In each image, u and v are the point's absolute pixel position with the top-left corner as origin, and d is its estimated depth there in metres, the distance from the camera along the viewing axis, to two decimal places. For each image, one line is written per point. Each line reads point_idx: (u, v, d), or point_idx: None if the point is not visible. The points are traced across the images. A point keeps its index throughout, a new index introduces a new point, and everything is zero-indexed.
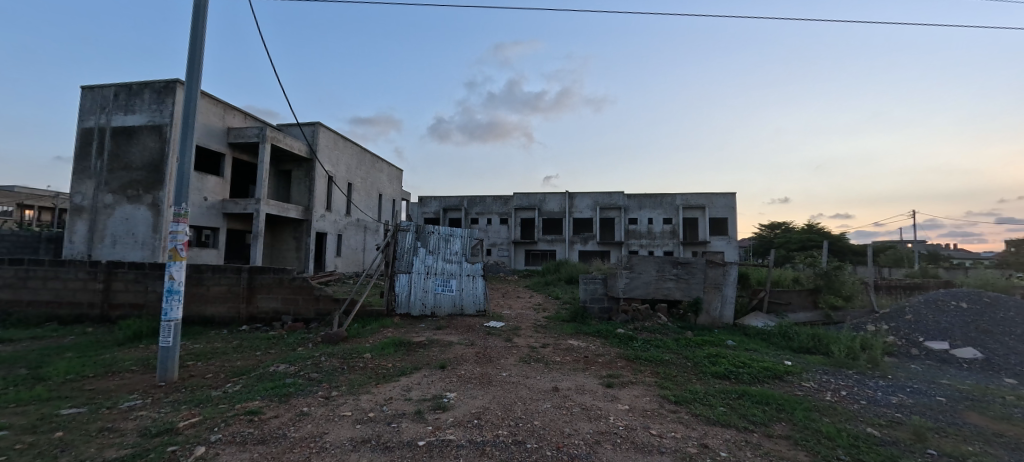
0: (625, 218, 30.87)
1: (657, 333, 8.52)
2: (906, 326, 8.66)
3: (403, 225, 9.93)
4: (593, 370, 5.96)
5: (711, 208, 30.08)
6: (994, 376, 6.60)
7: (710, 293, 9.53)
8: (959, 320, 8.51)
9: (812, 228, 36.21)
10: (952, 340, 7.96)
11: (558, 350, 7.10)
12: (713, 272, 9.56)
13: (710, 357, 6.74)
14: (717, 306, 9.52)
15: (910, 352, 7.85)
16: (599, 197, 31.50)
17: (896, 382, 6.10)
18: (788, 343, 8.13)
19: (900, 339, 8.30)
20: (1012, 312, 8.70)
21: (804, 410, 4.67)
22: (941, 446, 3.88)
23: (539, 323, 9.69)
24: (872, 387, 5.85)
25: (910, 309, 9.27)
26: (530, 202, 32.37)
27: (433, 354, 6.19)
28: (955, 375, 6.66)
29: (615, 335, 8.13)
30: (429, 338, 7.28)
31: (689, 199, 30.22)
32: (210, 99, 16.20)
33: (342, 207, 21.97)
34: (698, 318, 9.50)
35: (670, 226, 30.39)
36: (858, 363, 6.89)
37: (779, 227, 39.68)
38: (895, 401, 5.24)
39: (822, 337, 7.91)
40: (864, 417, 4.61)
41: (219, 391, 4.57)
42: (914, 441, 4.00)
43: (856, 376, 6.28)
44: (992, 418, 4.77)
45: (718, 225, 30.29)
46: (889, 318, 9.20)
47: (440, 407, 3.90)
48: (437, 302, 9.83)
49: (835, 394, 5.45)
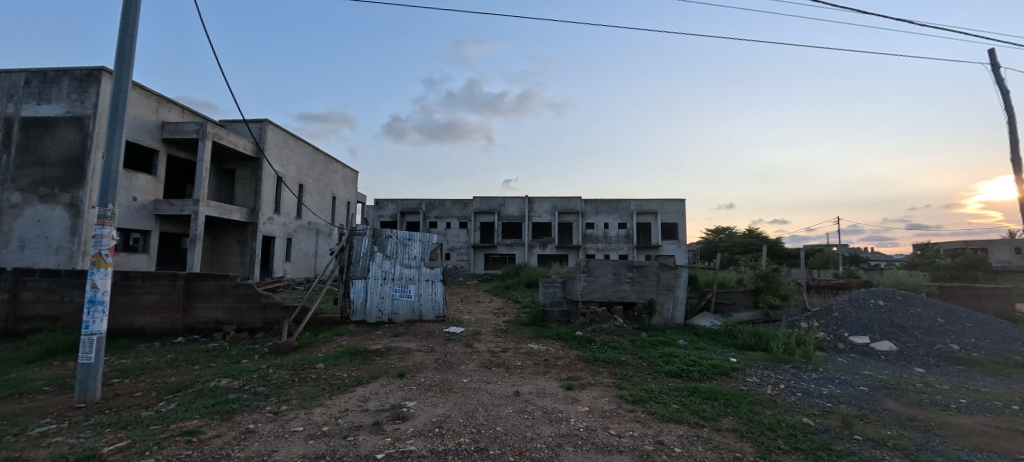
0: (582, 222, 31.57)
1: (613, 334, 8.75)
2: (834, 322, 9.44)
3: (359, 228, 9.57)
4: (553, 373, 6.02)
5: (664, 213, 31.43)
6: (907, 367, 7.33)
7: (664, 296, 9.92)
8: (877, 316, 9.40)
9: (753, 233, 38.85)
10: (872, 335, 8.76)
11: (518, 354, 7.11)
12: (666, 275, 9.98)
13: (663, 357, 7.01)
14: (669, 307, 9.90)
15: (838, 346, 8.59)
16: (558, 201, 31.99)
17: (826, 374, 6.65)
18: (732, 341, 8.62)
19: (828, 335, 9.04)
20: (920, 308, 9.73)
21: (749, 404, 4.96)
22: (866, 431, 4.25)
23: (499, 327, 9.67)
24: (806, 379, 6.34)
25: (836, 306, 10.13)
26: (489, 206, 32.32)
27: (391, 362, 5.99)
28: (875, 366, 7.35)
29: (574, 338, 8.29)
30: (386, 345, 7.06)
31: (642, 204, 31.39)
32: (142, 90, 14.90)
33: (291, 209, 20.88)
34: (651, 320, 9.88)
35: (625, 231, 31.41)
36: (794, 358, 7.43)
37: (724, 232, 42.18)
38: (826, 392, 5.70)
39: (762, 334, 8.46)
40: (800, 408, 4.97)
41: (150, 411, 4.16)
42: (843, 428, 4.35)
43: (792, 370, 6.76)
44: (906, 404, 5.29)
45: (669, 229, 31.68)
46: (820, 315, 10.00)
47: (399, 417, 3.77)
48: (395, 309, 9.58)
49: (775, 387, 5.85)
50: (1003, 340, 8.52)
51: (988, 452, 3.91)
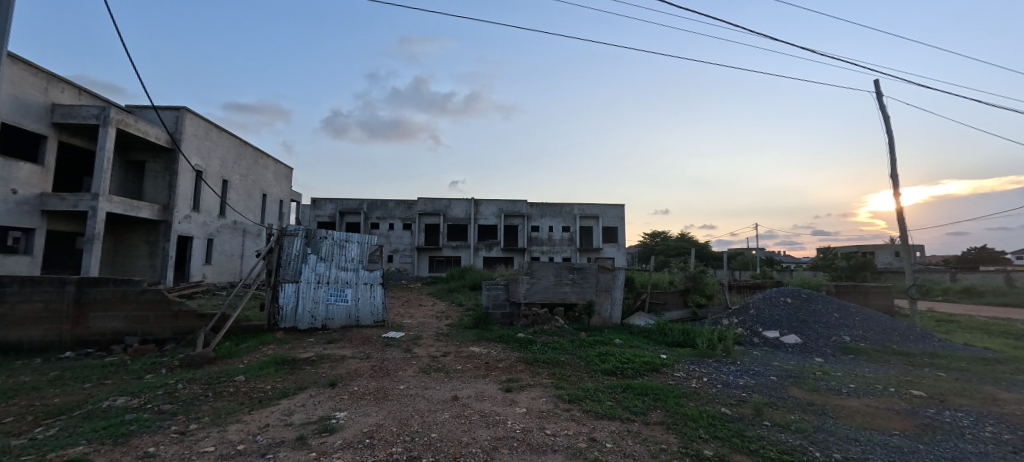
0: (528, 225, 32.00)
1: (554, 335, 8.94)
2: (750, 318, 10.33)
3: (290, 229, 8.99)
4: (493, 375, 6.02)
5: (605, 217, 32.70)
6: (810, 357, 8.18)
7: (602, 296, 10.31)
8: (786, 311, 10.41)
9: (684, 237, 41.59)
10: (781, 329, 9.70)
11: (459, 358, 7.03)
12: (604, 276, 10.38)
13: (600, 356, 7.27)
14: (607, 308, 10.33)
15: (754, 341, 9.40)
16: (504, 204, 32.18)
17: (742, 366, 7.26)
18: (663, 338, 9.14)
19: (746, 330, 9.88)
20: (820, 304, 10.91)
21: (675, 397, 5.27)
22: (774, 417, 4.69)
23: (440, 331, 9.51)
24: (726, 372, 6.86)
25: (753, 304, 11.10)
26: (434, 207, 31.78)
27: (321, 371, 5.68)
28: (784, 358, 8.12)
29: (515, 340, 8.35)
30: (318, 353, 6.68)
31: (585, 208, 32.45)
32: (27, 66, 12.99)
33: (213, 207, 19.18)
34: (591, 320, 10.20)
35: (569, 234, 32.30)
36: (717, 353, 8.02)
37: (659, 236, 44.75)
38: (742, 383, 6.22)
39: (689, 331, 9.05)
40: (719, 399, 5.37)
41: (23, 439, 3.61)
42: (755, 415, 4.77)
43: (714, 364, 7.30)
44: (807, 390, 5.91)
45: (609, 232, 33.01)
46: (739, 312, 10.91)
47: (327, 429, 3.57)
48: (329, 314, 9.10)
49: (699, 380, 6.28)
50: (885, 331, 9.80)
51: (871, 431, 4.45)
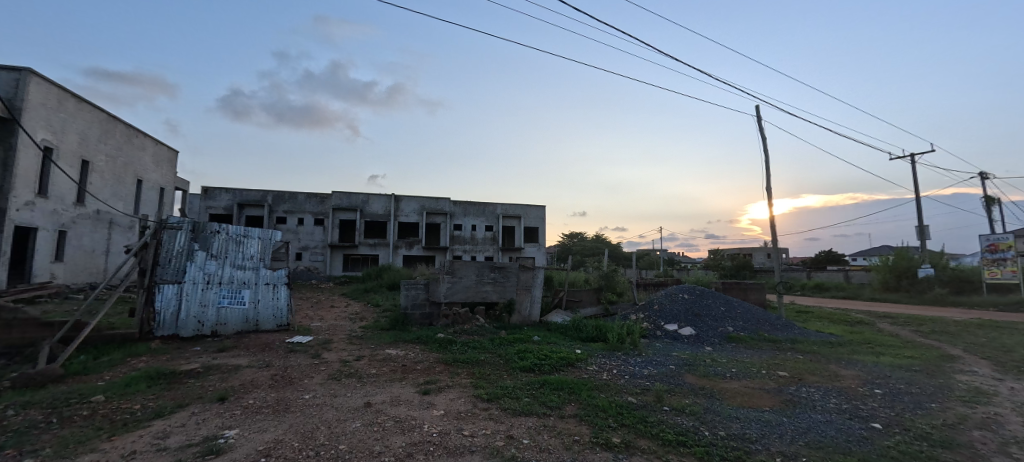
0: (450, 224, 31.55)
1: (474, 335, 8.89)
2: (654, 313, 11.25)
3: (172, 221, 7.83)
4: (410, 378, 5.79)
5: (526, 218, 33.40)
6: (702, 347, 9.15)
7: (522, 295, 10.49)
8: (684, 306, 11.50)
9: (599, 238, 44.17)
10: (680, 322, 10.71)
11: (373, 361, 6.67)
12: (524, 275, 10.56)
13: (519, 353, 7.38)
14: (527, 306, 10.53)
15: (656, 334, 10.26)
16: (425, 201, 31.33)
17: (647, 357, 7.87)
18: (578, 334, 9.58)
19: (650, 324, 10.75)
20: (712, 298, 12.21)
21: (588, 390, 5.53)
22: (672, 402, 5.13)
23: (353, 334, 8.95)
24: (633, 363, 7.39)
25: (656, 300, 12.11)
26: (350, 202, 29.91)
27: (209, 384, 5.00)
28: (682, 348, 8.98)
29: (435, 340, 8.14)
30: (206, 364, 5.88)
31: (508, 208, 32.85)
32: None
33: (68, 192, 16.03)
34: (511, 318, 10.34)
35: (491, 233, 32.50)
36: (625, 346, 8.60)
37: (577, 237, 46.97)
38: (646, 373, 6.74)
39: (601, 326, 9.59)
40: (627, 389, 5.75)
41: None
42: (656, 402, 5.18)
43: (623, 357, 7.82)
44: (699, 376, 6.58)
45: (531, 233, 33.88)
46: (644, 308, 11.83)
47: (213, 451, 3.14)
48: (221, 319, 8.08)
49: (609, 373, 6.67)
50: (760, 321, 11.31)
51: (748, 408, 5.09)
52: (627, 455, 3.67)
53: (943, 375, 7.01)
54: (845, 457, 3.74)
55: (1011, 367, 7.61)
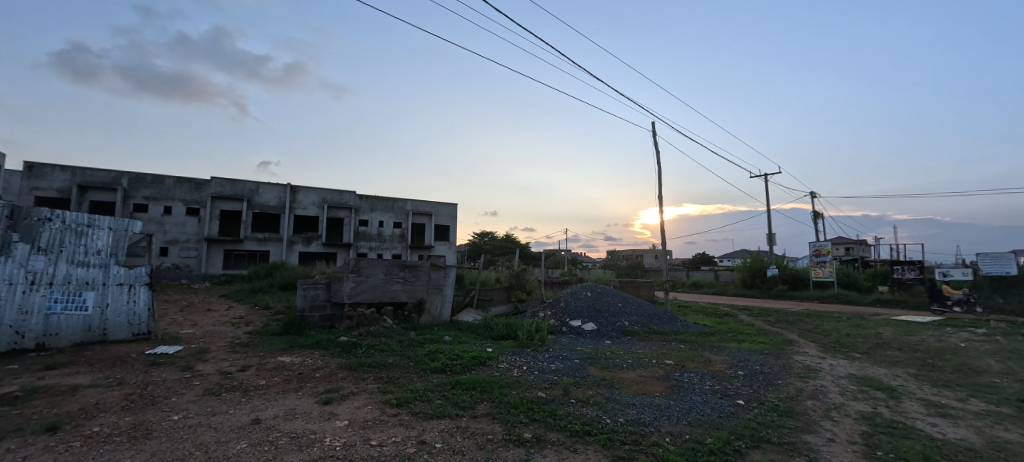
0: (355, 219, 29.59)
1: (381, 337, 8.39)
2: (561, 310, 11.77)
3: None
4: (307, 388, 5.23)
5: (437, 215, 32.72)
6: (603, 341, 9.81)
7: (433, 294, 10.20)
8: (587, 303, 12.21)
9: (508, 238, 45.09)
10: (583, 318, 11.34)
11: (262, 371, 5.91)
12: (436, 274, 10.29)
13: (429, 354, 7.14)
14: (438, 305, 10.26)
15: (562, 330, 10.74)
16: (327, 193, 28.97)
17: (554, 353, 8.18)
18: (489, 333, 9.60)
19: (557, 320, 11.21)
20: (611, 295, 13.16)
21: (499, 388, 5.54)
22: (579, 395, 5.38)
23: (237, 341, 7.85)
24: (541, 359, 7.61)
25: (562, 297, 12.67)
26: (234, 191, 26.41)
27: (31, 412, 3.94)
28: (585, 342, 9.52)
29: (337, 344, 7.50)
30: (27, 386, 4.65)
31: (418, 205, 31.85)
32: None
33: None
34: (421, 318, 10.00)
35: (400, 230, 31.22)
36: (534, 342, 8.85)
37: (487, 236, 47.37)
38: (553, 368, 6.98)
39: (512, 324, 9.74)
40: (536, 384, 5.89)
41: None
42: (564, 395, 5.38)
43: (532, 353, 8.02)
44: (601, 368, 7.01)
45: (441, 231, 33.28)
46: (552, 305, 12.31)
47: None
48: (52, 329, 6.51)
49: (519, 369, 6.77)
50: (651, 316, 12.48)
51: (642, 395, 5.54)
52: (538, 449, 3.72)
53: (786, 356, 8.43)
54: (721, 431, 4.25)
55: (830, 347, 9.44)
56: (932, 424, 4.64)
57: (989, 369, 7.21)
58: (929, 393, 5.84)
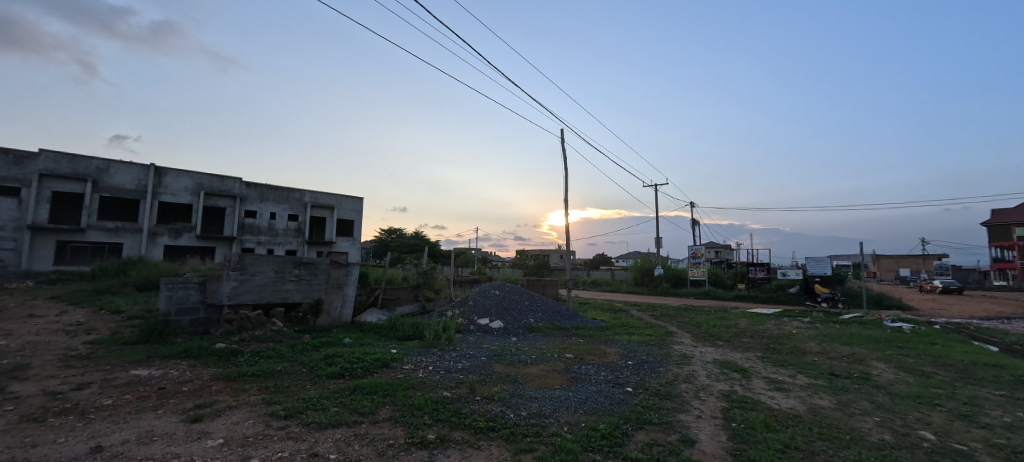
0: (240, 209, 26.27)
1: (268, 341, 7.54)
2: (469, 309, 11.75)
3: None
4: (171, 405, 4.47)
5: (340, 209, 30.51)
6: (509, 338, 10.01)
7: (332, 294, 9.47)
8: (495, 301, 12.35)
9: (418, 235, 43.88)
10: (491, 316, 11.45)
11: (109, 388, 4.91)
12: (336, 272, 9.57)
13: (326, 359, 6.60)
14: (337, 306, 9.54)
15: (470, 328, 10.73)
16: (205, 179, 25.29)
17: (461, 351, 8.12)
18: (394, 333, 9.19)
19: (465, 319, 11.17)
20: (519, 294, 13.49)
21: (403, 390, 5.32)
22: (484, 392, 5.40)
23: (75, 352, 6.43)
24: (448, 358, 7.50)
25: (471, 296, 12.65)
26: (75, 170, 21.74)
27: None
28: (491, 340, 9.63)
29: (212, 352, 6.55)
30: None
31: (318, 197, 29.38)
32: None
33: None
34: (318, 320, 9.19)
35: (295, 224, 28.47)
36: (441, 342, 8.69)
37: (395, 233, 45.51)
38: (460, 366, 6.93)
39: (418, 324, 9.44)
40: (442, 384, 5.78)
41: None
42: (470, 393, 5.36)
43: (438, 353, 7.87)
44: (507, 365, 7.14)
45: (344, 225, 31.12)
46: (460, 304, 12.22)
47: None
48: None
49: (425, 370, 6.59)
50: (555, 313, 13.08)
51: (544, 388, 5.76)
52: (441, 450, 3.64)
53: (666, 346, 9.46)
54: (612, 417, 4.59)
55: (701, 337, 10.83)
56: (773, 397, 5.56)
57: (812, 350, 8.89)
58: (771, 372, 7.00)
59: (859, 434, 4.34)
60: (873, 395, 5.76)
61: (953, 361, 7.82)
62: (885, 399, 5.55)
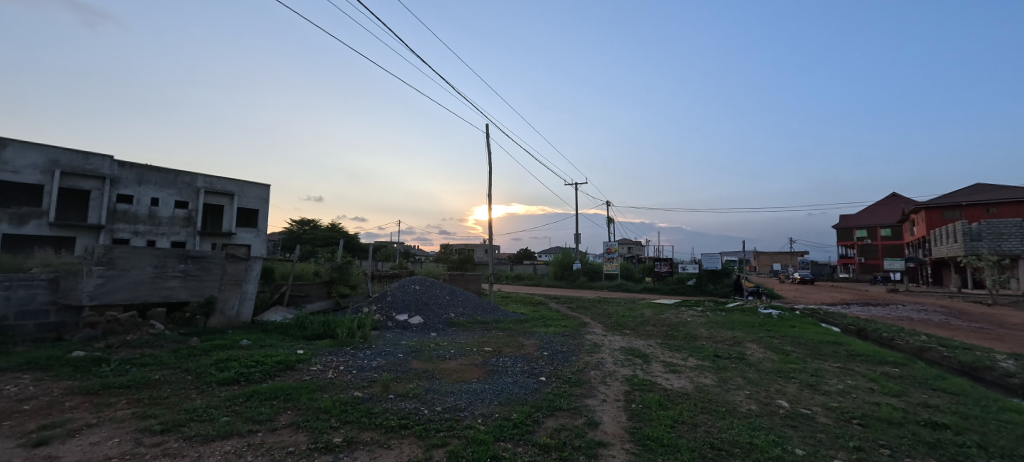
0: (110, 194, 22.47)
1: (145, 346, 6.58)
2: (387, 304, 11.32)
3: None
4: (6, 428, 3.70)
5: (242, 197, 27.47)
6: (428, 333, 9.86)
7: (227, 291, 8.55)
8: (415, 296, 12.04)
9: (334, 228, 41.21)
10: (410, 312, 11.16)
11: None
12: (233, 267, 8.65)
13: (218, 364, 5.94)
14: (233, 304, 8.63)
15: (387, 325, 10.38)
16: (62, 155, 21.23)
17: (376, 349, 7.82)
18: (301, 333, 8.54)
19: (382, 315, 10.76)
20: (440, 288, 13.29)
21: (308, 393, 4.98)
22: (398, 390, 5.26)
23: None
24: (361, 357, 7.17)
25: (390, 291, 12.18)
26: None
27: None
28: (410, 336, 9.40)
29: (67, 363, 5.54)
30: None
31: (214, 182, 26.16)
32: None
33: None
34: (209, 321, 8.20)
35: (184, 212, 25.06)
36: (355, 340, 8.27)
37: (308, 224, 42.21)
38: (374, 364, 6.67)
39: (330, 321, 8.88)
40: (353, 384, 5.52)
41: None
42: (382, 391, 5.19)
43: (351, 351, 7.49)
44: (424, 360, 7.03)
45: (247, 215, 28.09)
46: (377, 299, 11.72)
47: None
48: None
49: (335, 370, 6.23)
50: (476, 307, 13.13)
51: (460, 382, 5.78)
52: (348, 453, 3.48)
53: (579, 336, 10.01)
54: (524, 406, 4.75)
55: (611, 326, 11.64)
56: (668, 379, 6.18)
57: (702, 335, 10.03)
58: (668, 356, 7.75)
59: (732, 406, 5.00)
60: (746, 372, 6.66)
61: (807, 340, 9.33)
62: (755, 375, 6.46)
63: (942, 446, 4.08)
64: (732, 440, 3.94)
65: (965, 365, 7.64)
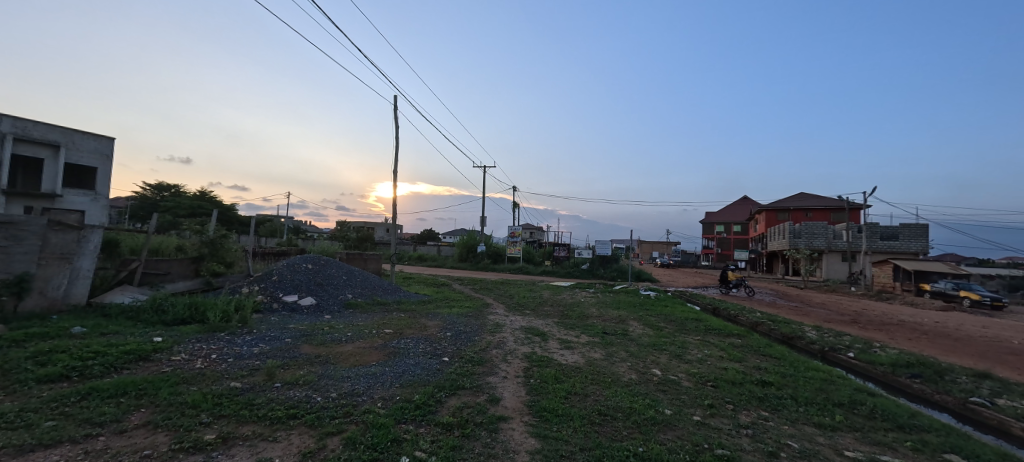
0: None
1: None
2: (272, 285, 10.17)
3: None
4: None
5: (71, 150, 22.04)
6: (321, 316, 9.16)
7: (52, 267, 6.90)
8: (306, 276, 11.00)
9: (203, 196, 35.60)
10: (300, 292, 10.20)
11: None
12: (60, 237, 7.01)
13: (38, 357, 4.77)
14: (60, 283, 7.02)
15: (272, 307, 9.39)
16: None
17: (258, 334, 7.01)
18: (159, 317, 7.26)
19: (265, 296, 9.67)
20: (335, 268, 12.30)
21: (170, 387, 4.28)
22: (285, 377, 4.80)
23: None
24: (239, 343, 6.36)
25: (276, 270, 10.92)
26: None
27: None
28: (299, 319, 8.62)
29: None
30: None
31: (27, 128, 20.54)
32: None
33: None
34: (22, 304, 6.46)
35: None
36: (230, 325, 7.30)
37: (169, 190, 35.78)
38: (255, 351, 5.98)
39: (198, 304, 7.70)
40: (228, 374, 4.87)
41: None
42: (266, 380, 4.69)
43: (226, 337, 6.61)
44: (316, 345, 6.50)
45: (80, 174, 22.73)
46: (260, 279, 10.45)
47: None
48: None
49: (204, 359, 5.44)
50: (374, 288, 12.49)
51: (358, 366, 5.50)
52: (222, 451, 3.09)
53: (482, 316, 10.20)
54: (426, 387, 4.70)
55: (512, 307, 12.06)
56: (563, 354, 6.66)
57: (593, 314, 10.93)
58: (563, 334, 8.31)
59: (616, 376, 5.59)
60: (628, 346, 7.48)
61: (676, 317, 10.78)
62: (635, 348, 7.29)
63: (767, 399, 5.09)
64: (615, 406, 4.41)
65: (785, 335, 9.58)
